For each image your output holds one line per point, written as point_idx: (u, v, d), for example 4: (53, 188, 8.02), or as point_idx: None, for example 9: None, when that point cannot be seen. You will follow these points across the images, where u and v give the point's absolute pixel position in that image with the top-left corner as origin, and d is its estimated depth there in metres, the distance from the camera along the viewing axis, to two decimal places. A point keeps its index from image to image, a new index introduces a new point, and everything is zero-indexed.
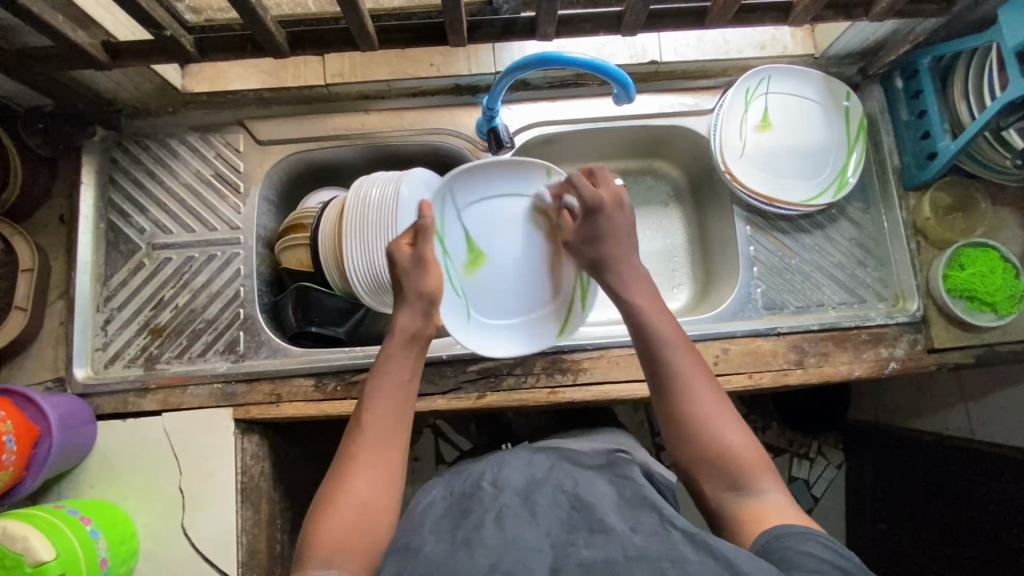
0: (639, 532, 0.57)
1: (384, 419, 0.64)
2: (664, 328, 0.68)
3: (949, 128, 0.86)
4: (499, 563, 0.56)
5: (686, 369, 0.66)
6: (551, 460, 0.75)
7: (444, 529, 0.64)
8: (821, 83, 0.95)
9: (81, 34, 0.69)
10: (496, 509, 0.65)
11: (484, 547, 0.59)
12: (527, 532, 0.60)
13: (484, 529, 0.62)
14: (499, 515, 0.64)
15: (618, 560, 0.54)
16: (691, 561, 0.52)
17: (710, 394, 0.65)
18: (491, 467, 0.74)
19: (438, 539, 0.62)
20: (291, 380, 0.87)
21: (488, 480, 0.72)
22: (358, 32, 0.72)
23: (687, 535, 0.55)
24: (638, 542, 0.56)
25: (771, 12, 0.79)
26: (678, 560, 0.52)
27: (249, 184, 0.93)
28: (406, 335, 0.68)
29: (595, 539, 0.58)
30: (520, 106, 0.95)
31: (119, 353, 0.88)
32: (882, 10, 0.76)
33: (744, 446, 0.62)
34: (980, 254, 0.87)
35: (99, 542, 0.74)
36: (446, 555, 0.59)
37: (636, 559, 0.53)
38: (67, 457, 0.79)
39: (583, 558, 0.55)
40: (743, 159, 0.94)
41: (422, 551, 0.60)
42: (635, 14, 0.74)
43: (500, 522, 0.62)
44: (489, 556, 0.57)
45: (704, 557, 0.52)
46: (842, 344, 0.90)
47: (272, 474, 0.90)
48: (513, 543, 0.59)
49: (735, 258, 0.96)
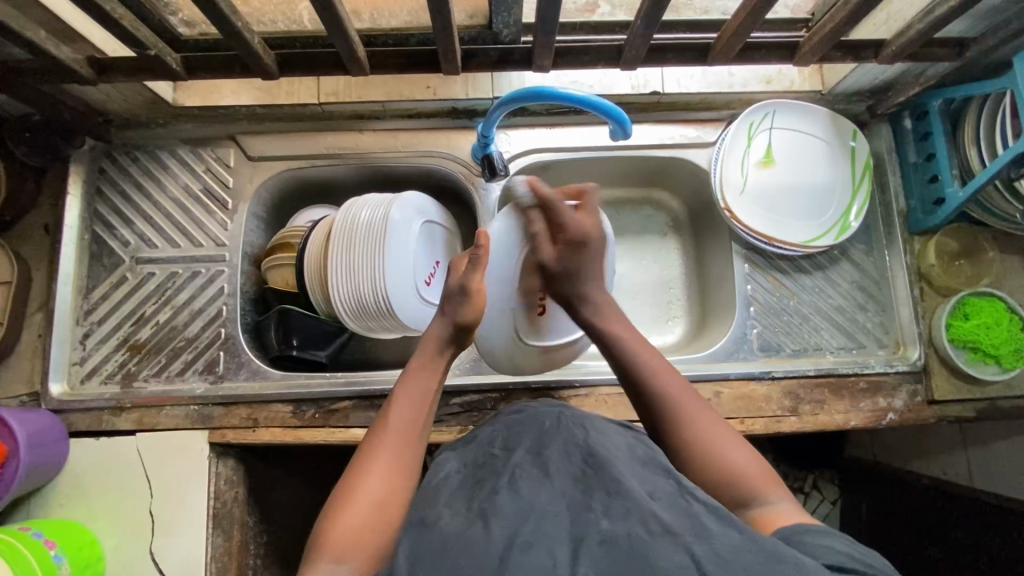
0: (659, 501, 0.48)
1: (410, 421, 0.62)
2: (638, 349, 0.68)
3: (958, 173, 0.84)
4: (517, 536, 0.45)
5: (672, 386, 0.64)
6: (557, 410, 0.65)
7: (460, 501, 0.53)
8: (827, 120, 0.92)
9: (64, 48, 0.67)
10: (509, 473, 0.54)
11: (501, 518, 0.47)
12: (543, 496, 0.50)
13: (497, 497, 0.51)
14: (510, 480, 0.53)
15: (643, 535, 0.44)
16: (716, 534, 0.44)
17: (704, 410, 0.62)
18: (500, 433, 0.63)
19: (453, 514, 0.51)
20: (269, 406, 0.85)
21: (498, 445, 0.61)
22: (348, 57, 0.70)
23: (708, 507, 0.48)
24: (660, 513, 0.46)
25: (777, 50, 0.76)
26: (703, 534, 0.44)
27: (237, 201, 0.91)
28: (434, 347, 0.68)
29: (614, 504, 0.48)
30: (518, 132, 0.93)
31: (96, 368, 0.86)
32: (891, 54, 0.74)
33: (745, 456, 0.58)
34: (984, 305, 0.84)
35: (63, 567, 0.72)
36: (462, 530, 0.47)
37: (662, 535, 0.44)
38: (36, 475, 0.77)
39: (604, 532, 0.45)
40: (743, 195, 0.91)
41: (437, 528, 0.48)
42: (635, 48, 0.72)
43: (512, 489, 0.51)
44: (506, 528, 0.46)
45: (730, 532, 0.44)
46: (839, 392, 0.87)
47: (244, 498, 0.88)
48: (530, 511, 0.48)
49: (732, 296, 0.93)
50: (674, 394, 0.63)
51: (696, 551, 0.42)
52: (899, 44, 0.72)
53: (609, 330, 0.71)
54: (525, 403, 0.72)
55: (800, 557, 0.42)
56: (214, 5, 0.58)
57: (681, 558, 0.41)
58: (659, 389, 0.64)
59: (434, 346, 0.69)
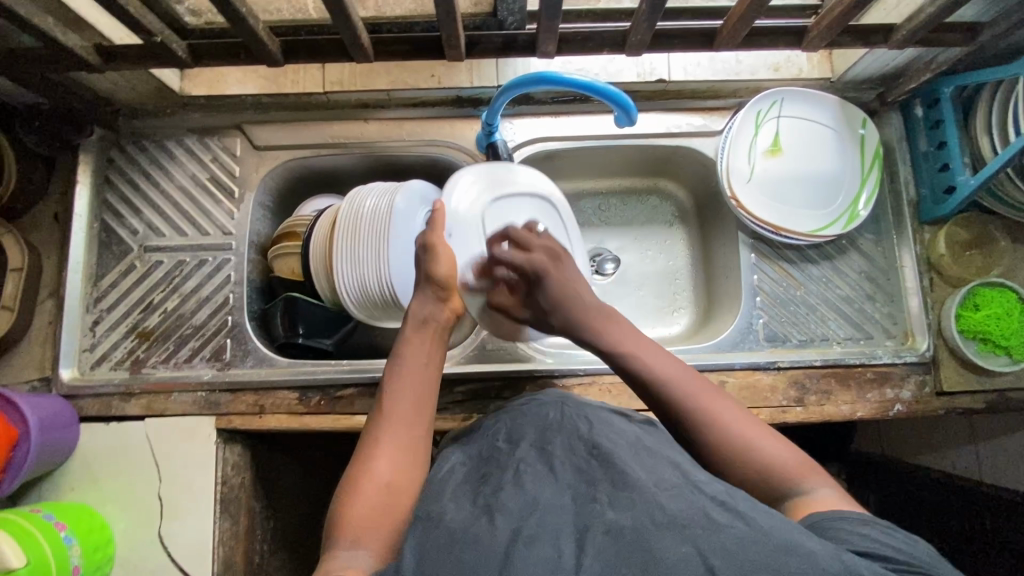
0: (664, 489, 0.48)
1: (410, 397, 0.61)
2: (651, 359, 0.63)
3: (969, 161, 0.82)
4: (523, 529, 0.45)
5: (694, 392, 0.60)
6: (560, 401, 0.65)
7: (466, 495, 0.53)
8: (836, 108, 0.91)
9: (72, 36, 0.68)
10: (514, 468, 0.54)
11: (505, 513, 0.48)
12: (548, 490, 0.50)
13: (503, 492, 0.51)
14: (516, 474, 0.53)
15: (647, 527, 0.44)
16: (721, 526, 0.43)
17: (737, 414, 0.58)
18: (505, 425, 0.63)
19: (459, 507, 0.51)
20: (275, 392, 0.86)
21: (503, 438, 0.61)
22: (352, 43, 0.70)
23: (715, 499, 0.47)
24: (665, 503, 0.46)
25: (784, 36, 0.76)
26: (709, 526, 0.43)
27: (244, 190, 0.92)
28: (418, 319, 0.67)
29: (619, 495, 0.48)
30: (523, 121, 0.92)
31: (106, 354, 0.88)
32: (902, 38, 0.72)
33: (787, 456, 0.55)
34: (995, 295, 0.83)
35: (73, 549, 0.73)
36: (468, 525, 0.47)
37: (667, 526, 0.43)
38: (46, 459, 0.78)
39: (609, 523, 0.45)
40: (750, 184, 0.91)
41: (443, 521, 0.49)
42: (640, 34, 0.71)
43: (518, 484, 0.51)
44: (512, 523, 0.46)
45: (736, 522, 0.44)
46: (845, 383, 0.86)
47: (251, 483, 0.89)
48: (534, 506, 0.48)
49: (738, 286, 0.92)
50: (700, 404, 0.59)
51: (701, 543, 0.42)
52: (910, 28, 0.71)
53: (617, 340, 0.66)
54: (534, 395, 0.72)
55: (806, 545, 0.42)
56: None
57: (686, 551, 0.41)
58: (680, 398, 0.60)
59: (419, 317, 0.67)
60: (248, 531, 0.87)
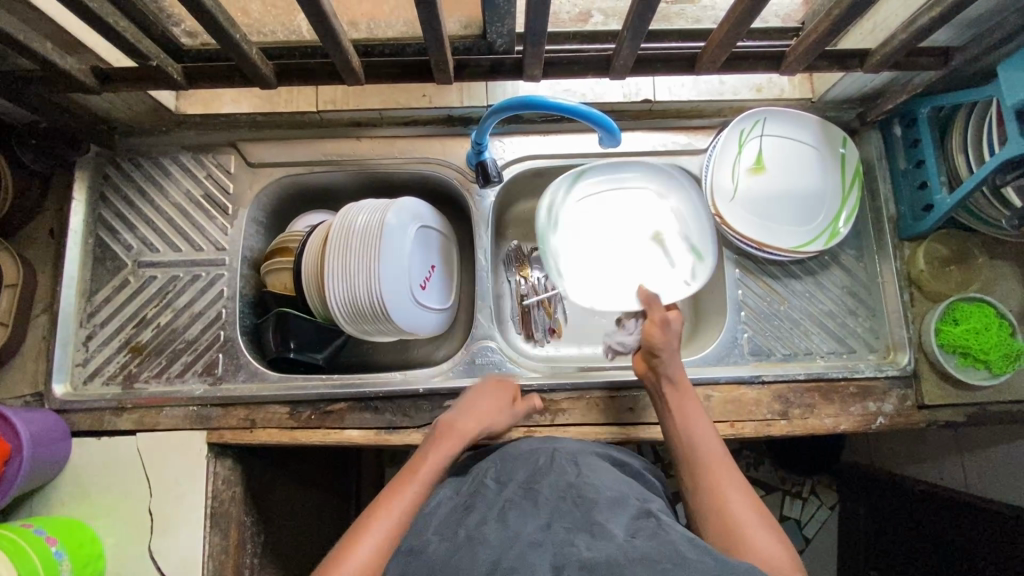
0: (638, 535, 0.51)
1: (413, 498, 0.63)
2: (697, 431, 0.72)
3: (946, 180, 0.84)
4: (502, 562, 0.49)
5: (712, 455, 0.70)
6: (549, 446, 0.66)
7: (451, 529, 0.57)
8: (819, 128, 0.93)
9: (70, 59, 0.70)
10: (499, 505, 0.57)
11: (488, 548, 0.51)
12: (529, 527, 0.53)
13: (485, 526, 0.55)
14: (500, 510, 0.57)
15: (620, 561, 0.47)
16: (690, 561, 0.47)
17: (740, 490, 0.66)
18: (494, 464, 0.66)
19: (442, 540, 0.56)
20: (266, 407, 0.87)
21: (491, 475, 0.64)
22: (343, 67, 0.72)
23: (685, 537, 0.50)
24: (638, 545, 0.49)
25: (762, 60, 0.78)
26: (678, 561, 0.47)
27: (237, 206, 0.93)
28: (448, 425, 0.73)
29: (596, 536, 0.51)
30: (512, 139, 0.94)
31: (99, 369, 0.88)
32: (876, 63, 0.75)
33: (772, 547, 0.61)
34: (973, 310, 0.85)
35: (63, 564, 0.73)
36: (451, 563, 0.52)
37: (639, 561, 0.47)
38: (37, 475, 0.78)
39: (584, 559, 0.48)
40: (733, 202, 0.93)
41: (428, 556, 0.54)
42: (624, 59, 0.73)
43: (501, 519, 0.55)
44: (493, 556, 0.50)
45: (704, 559, 0.47)
46: (829, 396, 0.88)
47: (243, 498, 0.89)
48: (514, 541, 0.52)
49: (724, 301, 0.94)
50: (716, 474, 0.68)
51: None
52: (883, 54, 0.73)
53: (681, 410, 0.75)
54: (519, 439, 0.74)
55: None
56: (212, 17, 0.60)
57: None
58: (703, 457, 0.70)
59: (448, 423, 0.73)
60: (240, 545, 0.87)
